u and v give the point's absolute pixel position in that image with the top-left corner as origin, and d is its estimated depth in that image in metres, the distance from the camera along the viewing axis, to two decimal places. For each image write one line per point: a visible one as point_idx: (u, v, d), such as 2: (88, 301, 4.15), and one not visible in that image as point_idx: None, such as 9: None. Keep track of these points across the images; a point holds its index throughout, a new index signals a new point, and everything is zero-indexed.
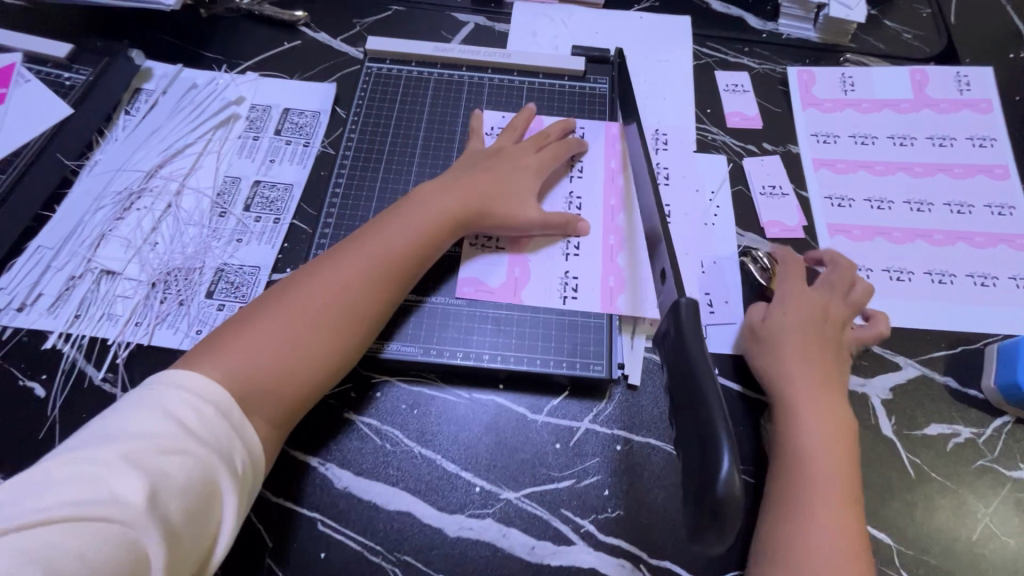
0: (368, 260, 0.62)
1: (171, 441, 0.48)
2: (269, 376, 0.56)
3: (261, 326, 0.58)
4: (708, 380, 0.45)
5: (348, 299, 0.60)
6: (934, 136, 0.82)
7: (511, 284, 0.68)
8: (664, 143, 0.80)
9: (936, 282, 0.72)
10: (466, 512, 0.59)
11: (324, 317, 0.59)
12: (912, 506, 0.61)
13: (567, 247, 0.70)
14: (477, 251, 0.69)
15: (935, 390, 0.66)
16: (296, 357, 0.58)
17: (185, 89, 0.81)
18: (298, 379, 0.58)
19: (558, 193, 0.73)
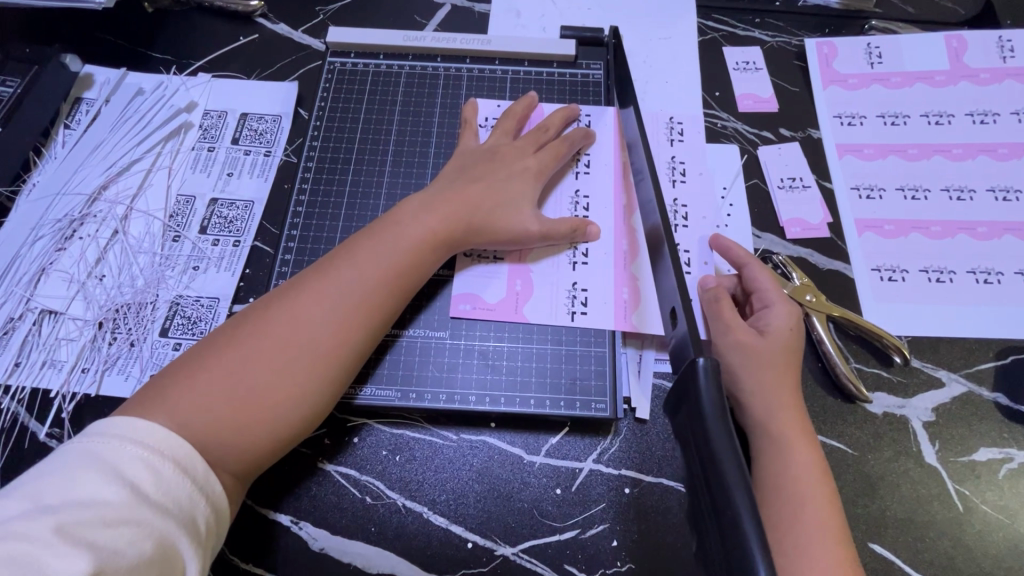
0: (351, 280, 0.52)
1: (117, 510, 0.39)
2: (229, 417, 0.46)
3: (223, 361, 0.48)
4: (732, 468, 0.36)
5: (329, 326, 0.51)
6: (974, 111, 0.73)
7: (512, 300, 0.60)
8: (679, 133, 0.71)
9: (982, 282, 0.64)
10: (459, 572, 0.52)
11: (299, 349, 0.49)
12: (962, 545, 0.54)
13: (574, 254, 0.62)
14: (473, 261, 0.61)
15: (983, 408, 0.59)
16: (265, 397, 0.48)
17: (131, 96, 0.73)
18: (268, 424, 0.47)
19: (563, 191, 0.64)
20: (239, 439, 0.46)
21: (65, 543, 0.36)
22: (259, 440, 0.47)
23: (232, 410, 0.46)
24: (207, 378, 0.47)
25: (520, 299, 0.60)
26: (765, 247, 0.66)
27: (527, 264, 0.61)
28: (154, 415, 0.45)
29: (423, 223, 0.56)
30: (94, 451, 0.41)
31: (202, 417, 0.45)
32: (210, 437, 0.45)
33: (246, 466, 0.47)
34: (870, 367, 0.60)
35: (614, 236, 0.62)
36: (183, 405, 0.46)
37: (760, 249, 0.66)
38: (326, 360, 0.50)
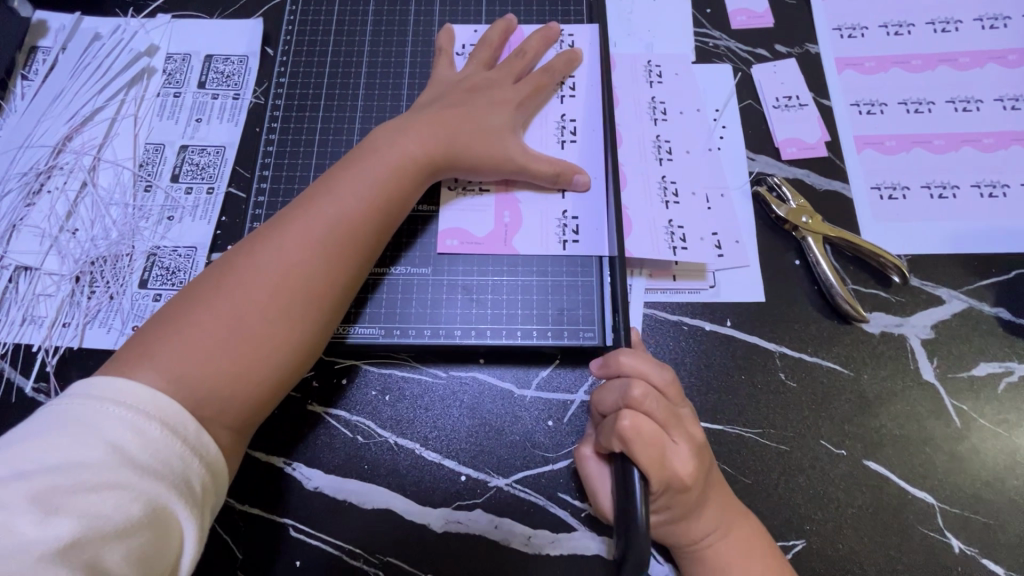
0: (332, 220, 0.50)
1: (98, 475, 0.37)
2: (224, 369, 0.44)
3: (207, 312, 0.46)
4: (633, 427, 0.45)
5: (314, 269, 0.48)
6: (983, 16, 0.68)
7: (497, 233, 0.58)
8: (659, 76, 0.66)
9: (986, 196, 0.61)
10: (453, 504, 0.53)
11: (289, 294, 0.47)
12: (958, 458, 0.53)
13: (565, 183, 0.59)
14: (456, 195, 0.59)
15: (984, 324, 0.57)
16: (262, 343, 0.46)
17: (88, 42, 0.69)
18: (266, 371, 0.46)
19: (548, 117, 0.61)
20: (235, 389, 0.45)
21: (45, 508, 0.35)
22: (255, 388, 0.46)
23: (224, 362, 0.44)
24: (195, 332, 0.44)
25: (508, 231, 0.58)
26: (759, 169, 0.63)
27: (515, 193, 0.59)
28: (140, 371, 0.42)
29: (401, 156, 0.53)
30: (71, 416, 0.39)
31: (195, 368, 0.43)
32: (204, 390, 0.43)
33: (244, 413, 0.46)
34: (867, 287, 0.58)
35: (601, 162, 0.59)
36: (171, 361, 0.43)
37: (755, 172, 0.63)
38: (316, 304, 0.48)
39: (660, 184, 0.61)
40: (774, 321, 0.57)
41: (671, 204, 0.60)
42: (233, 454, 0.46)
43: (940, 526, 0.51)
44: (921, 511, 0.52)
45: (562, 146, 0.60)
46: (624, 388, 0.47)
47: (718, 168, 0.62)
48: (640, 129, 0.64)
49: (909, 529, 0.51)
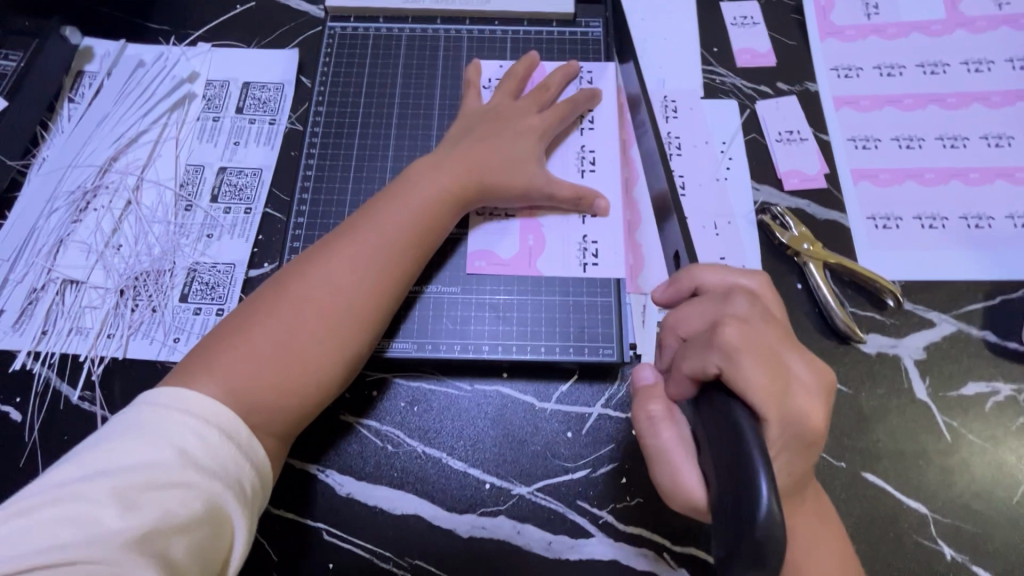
0: (377, 245, 0.54)
1: (165, 474, 0.40)
2: (274, 382, 0.48)
3: (262, 328, 0.49)
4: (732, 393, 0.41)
5: (360, 291, 0.52)
6: (969, 60, 0.73)
7: (522, 255, 0.62)
8: (673, 111, 0.71)
9: (973, 227, 0.66)
10: (478, 511, 0.56)
11: (335, 313, 0.51)
12: (949, 472, 0.57)
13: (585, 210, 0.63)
14: (484, 219, 0.63)
15: (972, 346, 0.61)
16: (309, 359, 0.49)
17: (132, 68, 0.73)
18: (310, 384, 0.49)
19: (570, 148, 0.65)
20: (285, 400, 0.48)
21: (120, 503, 0.38)
22: (302, 400, 0.49)
23: (276, 374, 0.48)
24: (250, 346, 0.48)
25: (532, 253, 0.62)
26: (764, 199, 0.67)
27: (538, 218, 0.63)
28: (200, 382, 0.46)
29: (438, 187, 0.58)
30: (141, 419, 0.42)
31: (248, 380, 0.47)
32: (258, 400, 0.47)
33: (290, 422, 0.49)
34: (864, 310, 0.63)
35: (617, 191, 0.64)
36: (228, 373, 0.47)
37: (759, 201, 0.67)
38: (360, 323, 0.52)
39: None
40: None
41: None
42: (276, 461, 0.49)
43: (932, 535, 0.55)
44: (915, 521, 0.55)
45: (583, 176, 0.64)
46: (722, 300, 0.46)
47: (725, 197, 0.67)
48: None
49: (905, 537, 0.55)
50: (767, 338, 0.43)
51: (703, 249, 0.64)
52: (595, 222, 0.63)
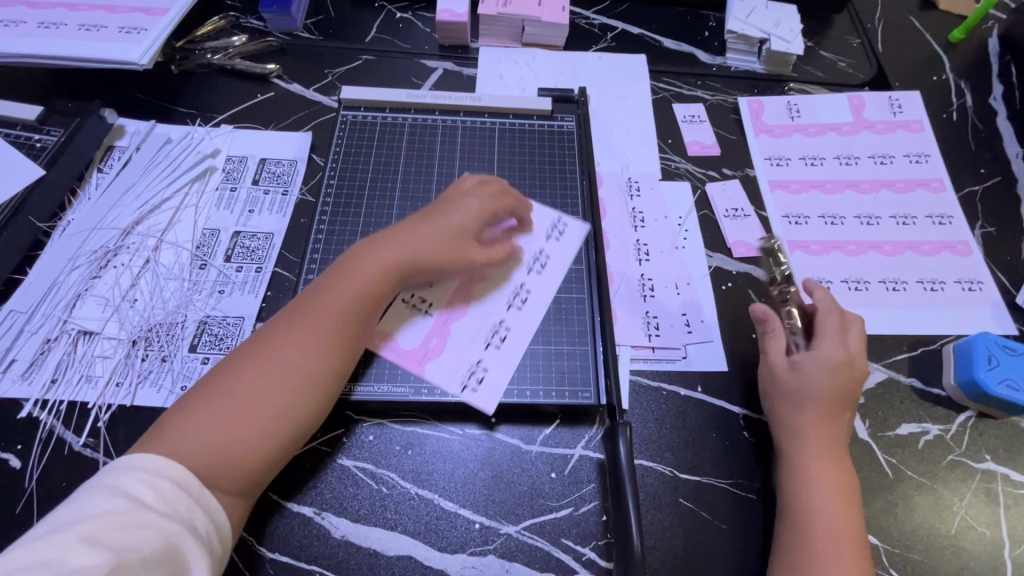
0: (317, 315, 0.59)
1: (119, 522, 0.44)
2: (225, 439, 0.52)
3: (202, 399, 0.54)
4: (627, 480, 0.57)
5: (296, 351, 0.57)
6: (876, 154, 0.89)
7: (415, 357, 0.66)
8: (637, 190, 0.83)
9: (891, 289, 0.77)
10: (468, 550, 0.59)
11: (284, 371, 0.56)
12: (893, 506, 0.63)
13: (489, 337, 0.67)
14: (406, 305, 0.68)
15: (902, 391, 0.70)
16: (257, 416, 0.53)
17: (160, 145, 0.82)
18: (258, 438, 0.53)
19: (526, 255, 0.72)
20: (222, 462, 0.51)
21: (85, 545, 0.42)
22: (241, 460, 0.52)
23: (215, 440, 0.51)
24: (202, 410, 0.53)
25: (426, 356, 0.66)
26: (717, 264, 0.78)
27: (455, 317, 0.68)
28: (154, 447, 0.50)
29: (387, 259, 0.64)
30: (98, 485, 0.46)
31: (199, 440, 0.51)
32: (196, 468, 0.50)
33: (238, 476, 0.52)
34: None
35: (591, 255, 0.73)
36: (170, 446, 0.50)
37: (713, 266, 0.78)
38: (295, 382, 0.56)
39: (640, 279, 0.75)
40: (737, 388, 0.69)
41: (649, 296, 0.74)
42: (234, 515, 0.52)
43: (883, 564, 0.60)
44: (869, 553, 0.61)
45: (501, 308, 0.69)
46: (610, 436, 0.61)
47: (682, 263, 0.77)
48: (623, 233, 0.79)
49: None
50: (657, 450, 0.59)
51: (667, 307, 0.73)
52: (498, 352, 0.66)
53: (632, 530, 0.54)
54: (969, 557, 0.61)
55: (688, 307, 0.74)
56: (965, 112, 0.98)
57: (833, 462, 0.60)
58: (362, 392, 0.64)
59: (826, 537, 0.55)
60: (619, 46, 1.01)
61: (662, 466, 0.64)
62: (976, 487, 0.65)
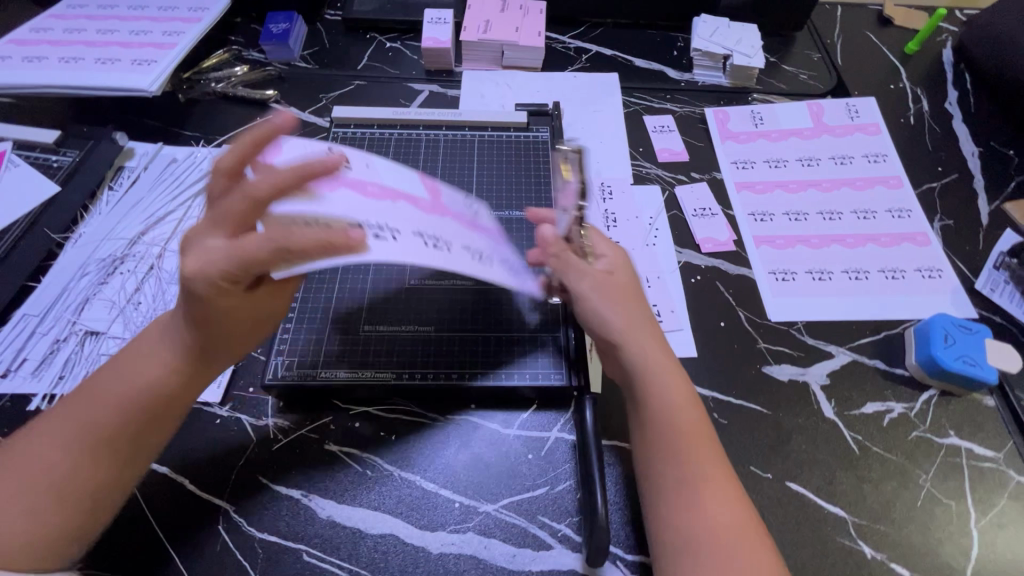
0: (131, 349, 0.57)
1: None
2: (19, 496, 0.49)
3: (57, 419, 0.53)
4: (592, 449, 0.62)
5: (127, 392, 0.54)
6: (836, 156, 0.95)
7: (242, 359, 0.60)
8: (609, 193, 0.89)
9: (854, 278, 0.81)
10: (448, 528, 0.61)
11: (93, 406, 0.53)
12: (860, 480, 0.66)
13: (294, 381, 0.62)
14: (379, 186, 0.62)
15: (866, 372, 0.73)
16: (66, 456, 0.51)
17: (166, 164, 0.88)
18: (58, 481, 0.50)
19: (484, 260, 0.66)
20: (67, 480, 0.51)
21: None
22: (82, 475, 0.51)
23: (62, 458, 0.51)
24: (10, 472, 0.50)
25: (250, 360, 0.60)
26: (686, 259, 0.82)
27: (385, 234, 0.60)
28: None
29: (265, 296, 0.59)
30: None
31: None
32: (42, 491, 0.50)
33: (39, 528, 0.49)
34: (776, 345, 0.75)
35: None
36: (9, 472, 0.50)
37: (682, 261, 0.82)
38: (163, 395, 0.55)
39: None
40: (706, 372, 0.73)
41: None
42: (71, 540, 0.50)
43: (852, 536, 0.62)
44: (838, 525, 0.63)
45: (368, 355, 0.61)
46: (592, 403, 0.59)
47: (653, 258, 0.82)
48: (596, 232, 0.84)
49: (830, 540, 0.62)
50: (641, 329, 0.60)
51: None
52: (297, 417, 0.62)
53: (597, 495, 0.59)
54: (937, 527, 0.63)
55: (658, 298, 0.78)
56: (922, 115, 1.04)
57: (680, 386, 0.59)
58: (351, 377, 0.67)
59: (695, 474, 0.54)
60: (593, 66, 1.09)
61: None
62: (941, 461, 0.67)
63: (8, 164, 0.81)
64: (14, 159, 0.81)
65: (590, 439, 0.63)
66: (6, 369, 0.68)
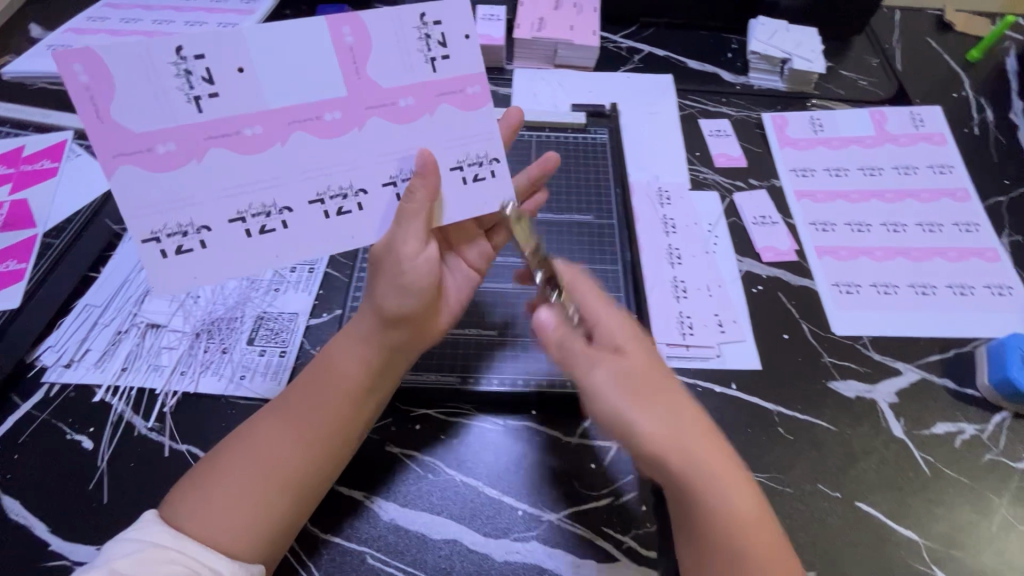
0: (340, 345, 0.60)
1: (154, 558, 0.48)
2: (265, 480, 0.54)
3: (287, 412, 0.57)
4: None
5: (336, 387, 0.58)
6: (899, 165, 0.92)
7: (137, 157, 0.50)
8: (667, 198, 0.87)
9: (920, 293, 0.79)
10: (512, 536, 0.60)
11: (314, 402, 0.58)
12: (931, 503, 0.64)
13: (162, 227, 0.52)
14: (443, 74, 0.55)
15: (936, 391, 0.71)
16: (293, 451, 0.56)
17: None
18: (294, 469, 0.55)
19: (452, 170, 0.57)
20: (293, 467, 0.55)
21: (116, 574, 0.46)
22: (303, 463, 0.56)
23: (292, 447, 0.56)
24: (245, 462, 0.54)
25: (144, 159, 0.51)
26: (747, 268, 0.81)
27: (384, 89, 0.54)
28: (194, 509, 0.52)
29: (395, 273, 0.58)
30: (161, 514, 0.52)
31: (236, 494, 0.53)
32: (280, 481, 0.54)
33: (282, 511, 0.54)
34: (842, 360, 0.73)
35: (626, 255, 0.75)
36: (243, 459, 0.55)
37: (743, 270, 0.81)
38: (368, 394, 0.60)
39: (673, 281, 0.78)
40: (771, 385, 0.71)
41: (682, 296, 0.77)
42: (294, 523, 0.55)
43: (925, 560, 0.60)
44: (909, 548, 0.61)
45: (239, 209, 0.53)
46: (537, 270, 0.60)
47: (713, 266, 0.80)
48: (655, 237, 0.82)
49: (903, 564, 0.60)
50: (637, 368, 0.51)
51: (699, 308, 0.76)
52: (163, 258, 0.52)
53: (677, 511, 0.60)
54: (1013, 555, 0.61)
55: (720, 308, 0.76)
56: (987, 126, 1.01)
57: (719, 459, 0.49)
58: (413, 380, 0.67)
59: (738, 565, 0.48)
60: (646, 67, 1.07)
61: None
62: (1015, 486, 0.65)
63: (68, 155, 0.81)
64: (75, 149, 0.82)
65: None
66: (70, 359, 0.68)
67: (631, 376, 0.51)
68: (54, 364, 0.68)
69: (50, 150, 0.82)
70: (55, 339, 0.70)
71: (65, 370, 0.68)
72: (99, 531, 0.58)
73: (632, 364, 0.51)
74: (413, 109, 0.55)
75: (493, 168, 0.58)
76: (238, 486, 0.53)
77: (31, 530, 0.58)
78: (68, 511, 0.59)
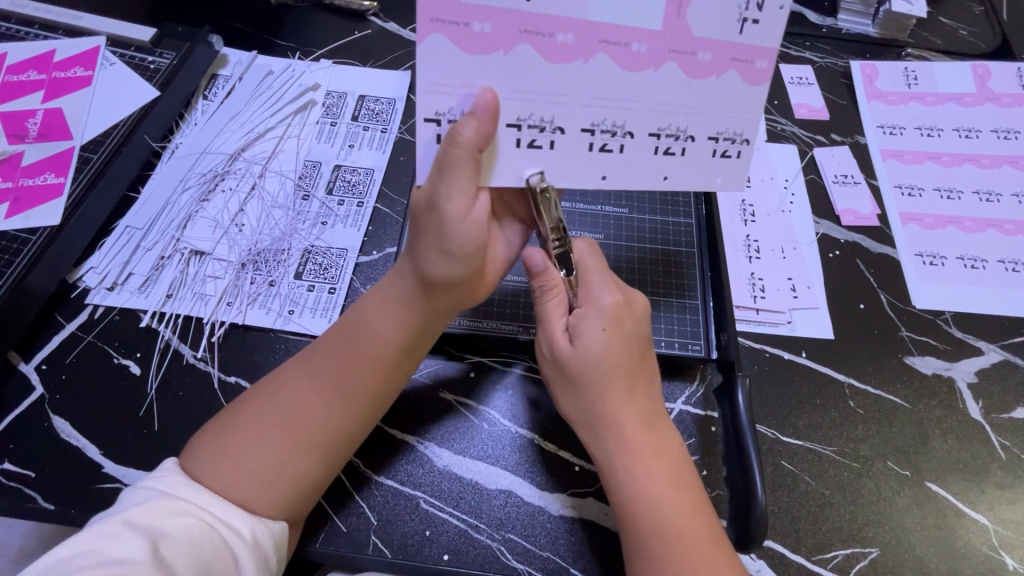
0: (378, 299, 0.53)
1: (163, 505, 0.44)
2: (289, 436, 0.49)
3: (319, 365, 0.52)
4: (749, 432, 0.57)
5: (371, 346, 0.52)
6: (999, 129, 0.84)
7: (449, 29, 0.42)
8: None
9: (1010, 270, 0.73)
10: (568, 491, 0.58)
11: (350, 360, 0.52)
12: (1005, 488, 0.61)
13: (528, 115, 0.45)
14: (748, 39, 0.44)
15: (1018, 374, 0.67)
16: (321, 409, 0.51)
17: (262, 76, 0.81)
18: (320, 429, 0.50)
19: (707, 140, 0.48)
20: (319, 434, 0.50)
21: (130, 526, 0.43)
22: (327, 425, 0.51)
23: (321, 405, 0.51)
24: (268, 413, 0.50)
25: (456, 33, 0.42)
26: (825, 231, 0.75)
27: (691, 35, 0.44)
28: (211, 457, 0.48)
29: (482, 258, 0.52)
30: (178, 466, 0.48)
31: (254, 447, 0.49)
32: (303, 438, 0.50)
33: (301, 472, 0.49)
34: (920, 335, 0.69)
35: (702, 209, 0.71)
36: (265, 419, 0.50)
37: (820, 233, 0.75)
38: (404, 357, 0.54)
39: (745, 240, 0.73)
40: (845, 356, 0.67)
41: (754, 258, 0.72)
42: (315, 486, 0.51)
43: (994, 545, 0.58)
44: (981, 533, 0.59)
45: (517, 115, 0.45)
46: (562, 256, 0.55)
47: (789, 225, 0.75)
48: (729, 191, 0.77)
49: (971, 548, 0.58)
50: (625, 361, 0.52)
51: (774, 271, 0.71)
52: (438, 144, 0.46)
53: (755, 484, 0.55)
54: None
55: (794, 271, 0.71)
56: None
57: (652, 447, 0.51)
58: (471, 326, 0.64)
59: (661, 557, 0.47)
60: None
61: (766, 429, 0.62)
62: None
63: (101, 63, 0.76)
64: (109, 57, 0.76)
65: (744, 421, 0.58)
66: (114, 282, 0.66)
67: (566, 366, 0.53)
68: (97, 286, 0.65)
69: (83, 57, 0.76)
70: (97, 260, 0.67)
71: (108, 293, 0.65)
72: (147, 457, 0.57)
73: (577, 357, 0.52)
74: (642, 58, 0.44)
75: (742, 149, 0.48)
76: (262, 454, 0.48)
77: (83, 451, 0.57)
78: (116, 434, 0.58)
